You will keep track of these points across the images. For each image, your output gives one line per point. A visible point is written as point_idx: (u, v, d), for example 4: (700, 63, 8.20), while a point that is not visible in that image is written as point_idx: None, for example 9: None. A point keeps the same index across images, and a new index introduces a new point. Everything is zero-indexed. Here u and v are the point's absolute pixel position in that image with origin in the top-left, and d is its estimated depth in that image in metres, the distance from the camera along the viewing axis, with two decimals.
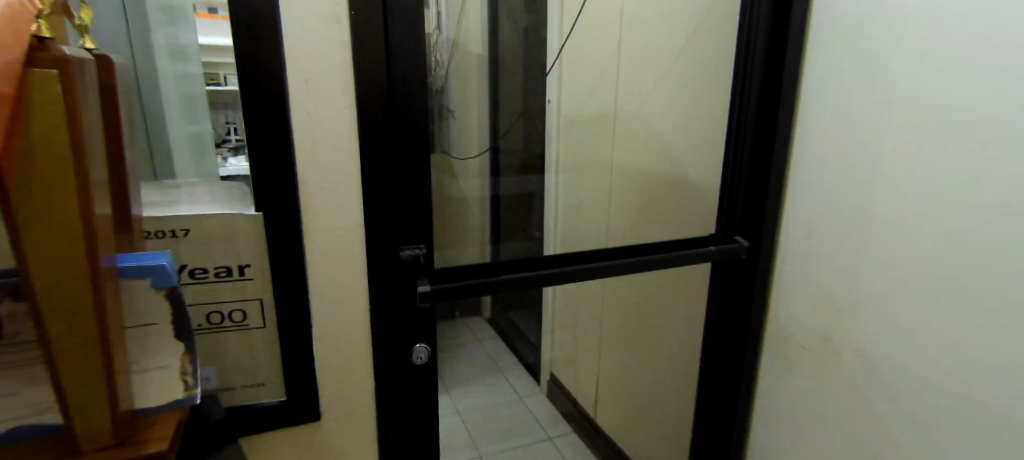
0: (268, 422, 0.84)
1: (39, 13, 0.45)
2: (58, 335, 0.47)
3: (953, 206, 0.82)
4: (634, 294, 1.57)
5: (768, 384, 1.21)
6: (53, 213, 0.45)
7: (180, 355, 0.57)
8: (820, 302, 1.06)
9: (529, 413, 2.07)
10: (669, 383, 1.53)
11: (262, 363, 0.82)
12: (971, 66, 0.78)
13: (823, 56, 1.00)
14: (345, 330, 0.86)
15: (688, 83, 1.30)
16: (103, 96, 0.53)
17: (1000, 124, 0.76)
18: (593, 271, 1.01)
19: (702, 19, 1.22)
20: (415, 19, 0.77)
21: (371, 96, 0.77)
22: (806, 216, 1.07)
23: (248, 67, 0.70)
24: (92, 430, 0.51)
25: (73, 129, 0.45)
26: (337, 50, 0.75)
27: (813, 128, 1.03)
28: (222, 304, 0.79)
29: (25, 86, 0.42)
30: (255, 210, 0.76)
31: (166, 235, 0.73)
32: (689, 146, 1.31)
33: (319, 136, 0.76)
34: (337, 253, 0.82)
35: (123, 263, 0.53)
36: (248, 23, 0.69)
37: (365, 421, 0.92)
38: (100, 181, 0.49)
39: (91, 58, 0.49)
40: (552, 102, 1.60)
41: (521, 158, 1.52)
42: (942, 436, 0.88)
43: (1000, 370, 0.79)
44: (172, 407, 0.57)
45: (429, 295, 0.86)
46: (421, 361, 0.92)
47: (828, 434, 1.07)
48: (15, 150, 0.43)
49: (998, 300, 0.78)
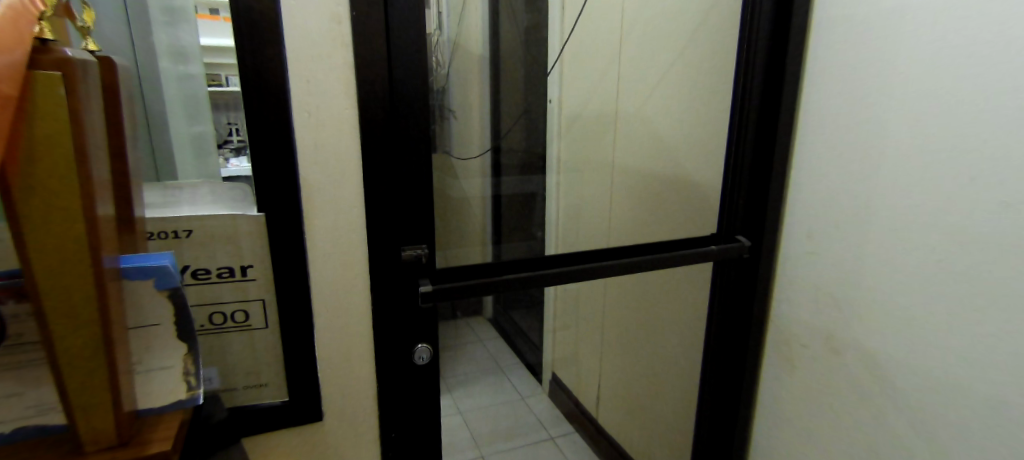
0: (270, 423, 0.84)
1: (41, 15, 0.46)
2: (62, 337, 0.47)
3: (956, 205, 0.82)
4: (636, 295, 1.57)
5: (770, 384, 1.20)
6: (57, 215, 0.45)
7: (183, 357, 0.57)
8: (822, 302, 1.06)
9: (530, 413, 2.06)
10: (671, 383, 1.53)
11: (264, 364, 0.82)
12: (972, 65, 0.78)
13: (824, 56, 1.00)
14: (346, 330, 0.86)
15: (689, 82, 1.30)
16: (106, 98, 0.53)
17: (1000, 123, 0.76)
18: (595, 271, 1.01)
19: (705, 19, 1.22)
20: (416, 20, 0.77)
21: (372, 97, 0.78)
22: (808, 216, 1.06)
23: (249, 68, 0.70)
24: (96, 431, 0.51)
25: (76, 130, 0.45)
26: (339, 50, 0.75)
27: (814, 128, 1.03)
28: (224, 305, 0.79)
29: (29, 89, 0.43)
30: (256, 211, 0.76)
31: (169, 236, 0.73)
32: (691, 146, 1.31)
33: (320, 136, 0.76)
34: (338, 253, 0.82)
35: (127, 264, 0.52)
36: (249, 23, 0.69)
37: (367, 421, 0.92)
38: (104, 182, 0.49)
39: (94, 60, 0.48)
40: (552, 101, 1.56)
41: (522, 158, 1.46)
42: (945, 436, 0.88)
43: (1001, 371, 0.79)
44: (175, 408, 0.57)
45: (430, 295, 0.86)
46: (422, 361, 0.92)
47: (830, 434, 1.07)
48: (17, 152, 0.43)
49: (1000, 300, 0.78)
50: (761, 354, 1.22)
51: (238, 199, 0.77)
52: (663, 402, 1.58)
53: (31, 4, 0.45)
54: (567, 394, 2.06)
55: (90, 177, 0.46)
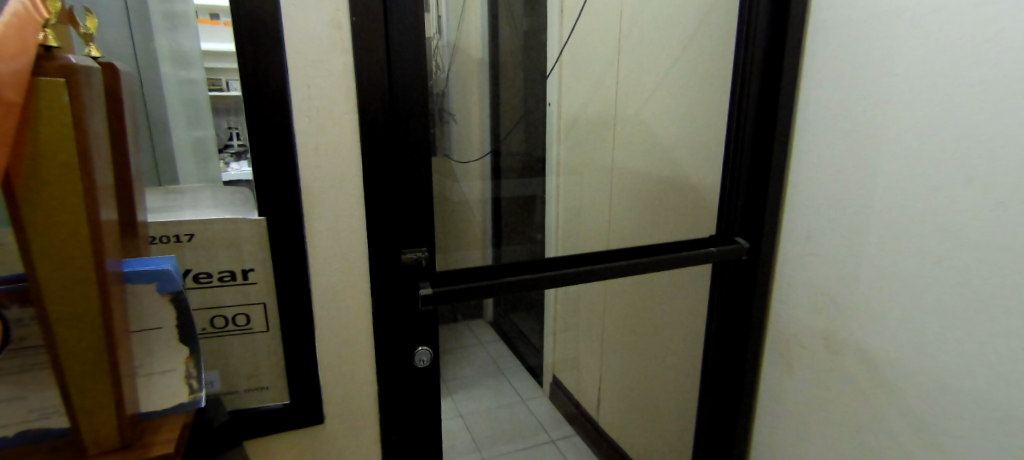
0: (270, 427, 0.84)
1: (46, 23, 0.46)
2: (65, 340, 0.48)
3: (954, 205, 0.82)
4: (638, 299, 1.56)
5: (771, 386, 1.21)
6: (60, 219, 0.46)
7: (185, 359, 0.57)
8: (821, 303, 1.06)
9: (530, 415, 2.06)
10: (672, 384, 1.53)
11: (264, 367, 0.83)
12: (968, 66, 0.79)
13: (821, 58, 1.01)
14: (346, 333, 0.86)
15: (688, 84, 1.30)
16: (110, 104, 0.54)
17: (1000, 124, 0.76)
18: (595, 273, 1.02)
19: (703, 21, 1.23)
20: (415, 24, 0.78)
21: (372, 101, 0.78)
22: (807, 217, 1.07)
23: (250, 73, 0.71)
24: (100, 433, 0.51)
25: (79, 136, 0.46)
26: (339, 54, 0.76)
27: (812, 129, 1.04)
28: (225, 308, 0.79)
29: (32, 95, 0.43)
30: (257, 214, 0.77)
31: (170, 240, 0.74)
32: (689, 148, 1.32)
33: (320, 141, 0.77)
34: (339, 257, 0.83)
35: (129, 269, 0.53)
36: (250, 27, 0.69)
37: (368, 423, 0.92)
38: (106, 187, 0.49)
39: (97, 66, 0.49)
40: (552, 105, 1.54)
41: (522, 161, 1.43)
42: (945, 436, 0.88)
43: (998, 371, 0.80)
44: (176, 411, 0.57)
45: (431, 298, 0.86)
46: (423, 364, 0.92)
47: (830, 435, 1.07)
48: (21, 157, 0.44)
49: (998, 301, 0.79)
50: (761, 355, 1.22)
51: (239, 203, 0.77)
52: (663, 403, 1.58)
53: (35, 11, 0.46)
54: (568, 397, 2.05)
55: (94, 182, 0.47)
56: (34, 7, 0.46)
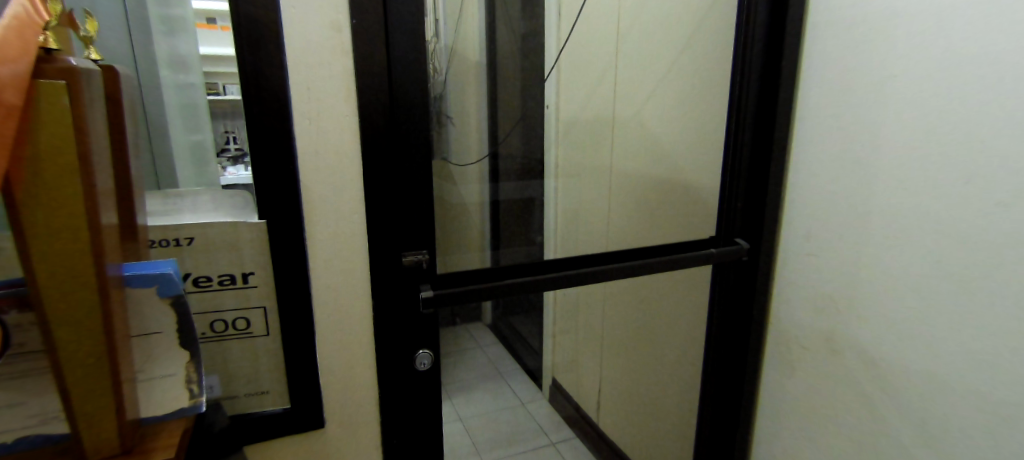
0: (270, 431, 0.83)
1: (46, 26, 0.46)
2: (65, 345, 0.47)
3: (954, 204, 0.83)
4: (638, 302, 1.54)
5: (773, 386, 1.21)
6: (60, 224, 0.45)
7: (185, 364, 0.56)
8: (820, 302, 1.06)
9: (531, 418, 2.05)
10: (673, 387, 1.53)
11: (264, 371, 0.82)
12: (966, 66, 0.79)
13: (819, 59, 1.01)
14: (345, 337, 0.86)
15: (687, 86, 1.31)
16: (109, 108, 0.54)
17: (999, 124, 0.76)
18: (597, 275, 1.02)
19: (702, 21, 1.24)
20: (415, 25, 0.78)
21: (372, 103, 0.78)
22: (806, 216, 1.07)
23: (251, 77, 0.70)
24: (99, 438, 0.51)
25: (81, 140, 0.46)
26: (339, 57, 0.76)
27: (812, 128, 1.04)
28: (225, 312, 0.79)
29: (33, 98, 0.43)
30: (258, 218, 0.76)
31: (170, 244, 0.73)
32: (688, 151, 1.34)
33: (321, 144, 0.77)
34: (340, 260, 0.82)
35: (129, 273, 0.52)
36: (250, 30, 0.69)
37: (368, 427, 0.91)
38: (106, 190, 0.49)
39: (98, 69, 0.49)
40: (552, 108, 1.48)
41: (522, 164, 1.37)
42: (948, 436, 0.88)
43: (998, 369, 0.80)
44: (176, 416, 0.57)
45: (432, 300, 0.87)
46: (424, 367, 0.91)
47: (833, 435, 1.07)
48: (21, 161, 0.43)
49: (998, 299, 0.79)
50: (761, 356, 1.23)
51: (239, 207, 0.77)
52: (665, 406, 1.58)
53: (36, 14, 0.45)
54: (568, 400, 2.04)
55: (94, 185, 0.47)
56: (34, 9, 0.46)
